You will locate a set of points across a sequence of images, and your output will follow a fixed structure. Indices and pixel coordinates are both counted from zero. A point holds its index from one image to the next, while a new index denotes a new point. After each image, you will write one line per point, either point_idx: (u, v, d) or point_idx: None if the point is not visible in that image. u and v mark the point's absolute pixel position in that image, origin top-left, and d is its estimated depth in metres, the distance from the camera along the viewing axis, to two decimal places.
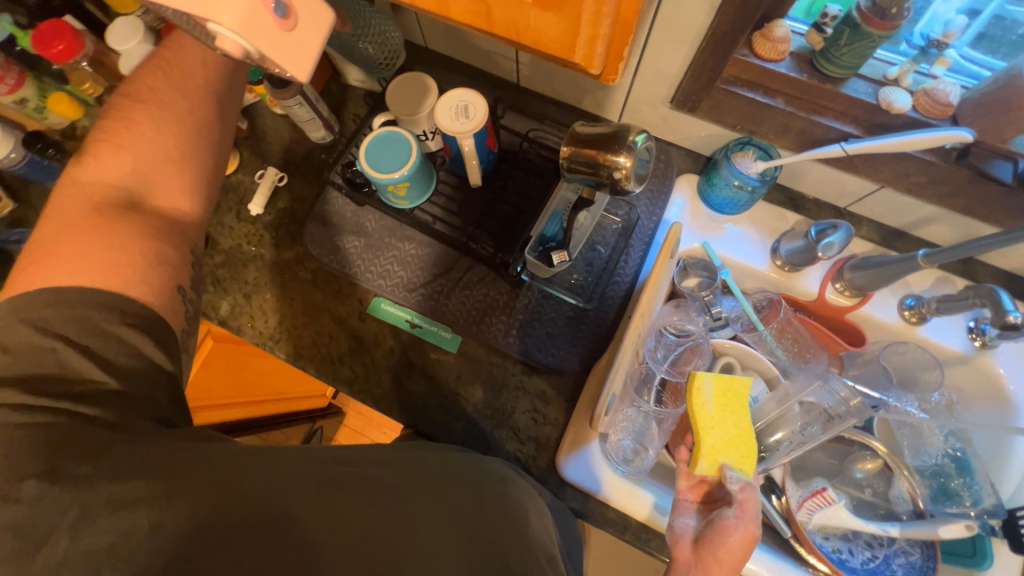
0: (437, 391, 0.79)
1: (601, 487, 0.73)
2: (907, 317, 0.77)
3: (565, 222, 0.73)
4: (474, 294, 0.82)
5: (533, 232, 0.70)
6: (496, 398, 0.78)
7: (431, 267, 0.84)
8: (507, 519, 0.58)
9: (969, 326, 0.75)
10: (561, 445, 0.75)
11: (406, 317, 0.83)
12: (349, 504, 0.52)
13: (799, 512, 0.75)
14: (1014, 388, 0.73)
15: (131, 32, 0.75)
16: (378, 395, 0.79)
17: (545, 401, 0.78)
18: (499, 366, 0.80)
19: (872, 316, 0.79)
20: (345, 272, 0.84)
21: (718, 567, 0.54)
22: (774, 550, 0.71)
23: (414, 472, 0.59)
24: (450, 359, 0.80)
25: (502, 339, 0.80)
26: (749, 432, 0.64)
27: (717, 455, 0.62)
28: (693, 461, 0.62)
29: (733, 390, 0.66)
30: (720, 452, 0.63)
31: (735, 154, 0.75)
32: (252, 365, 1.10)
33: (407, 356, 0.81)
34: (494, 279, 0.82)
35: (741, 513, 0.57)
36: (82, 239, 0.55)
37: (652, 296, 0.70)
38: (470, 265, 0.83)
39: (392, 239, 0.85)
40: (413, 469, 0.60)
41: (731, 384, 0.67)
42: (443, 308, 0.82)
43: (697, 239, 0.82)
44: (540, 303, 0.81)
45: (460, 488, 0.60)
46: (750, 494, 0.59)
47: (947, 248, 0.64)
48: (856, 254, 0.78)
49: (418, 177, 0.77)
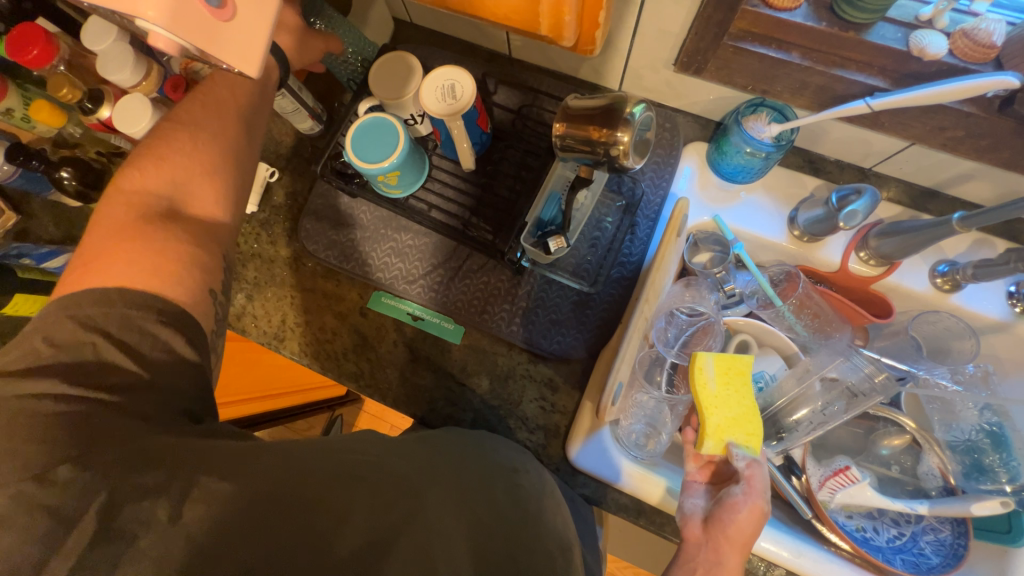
0: (442, 384, 0.78)
1: (613, 474, 0.71)
2: (938, 285, 0.72)
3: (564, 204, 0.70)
4: (474, 283, 0.80)
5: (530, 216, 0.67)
6: (503, 388, 0.77)
7: (430, 257, 0.82)
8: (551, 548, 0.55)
9: (1009, 291, 0.70)
10: (570, 432, 0.73)
11: (407, 310, 0.81)
12: (357, 506, 0.51)
13: (820, 492, 0.72)
14: None
15: (107, 27, 0.71)
16: (384, 389, 0.79)
17: (552, 388, 0.76)
18: (504, 355, 0.78)
19: (900, 285, 0.73)
20: (343, 268, 0.82)
21: (728, 545, 0.53)
22: (797, 531, 0.69)
23: (450, 482, 0.58)
24: (453, 351, 0.79)
25: (505, 327, 0.78)
26: (753, 419, 0.63)
27: (722, 433, 0.61)
28: (699, 440, 0.62)
29: (735, 368, 0.65)
30: (725, 431, 0.62)
31: (747, 118, 0.69)
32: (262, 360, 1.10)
33: (411, 350, 0.80)
34: (494, 266, 0.80)
35: (748, 490, 0.56)
36: (103, 266, 0.52)
37: (661, 278, 0.67)
38: (469, 253, 0.81)
39: (388, 230, 0.83)
40: (453, 478, 0.58)
41: (733, 364, 0.65)
42: (444, 299, 0.80)
43: (707, 213, 0.77)
44: (543, 289, 0.78)
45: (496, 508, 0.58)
46: (756, 468, 0.58)
47: (985, 210, 0.58)
48: (882, 220, 0.72)
49: (406, 166, 0.73)
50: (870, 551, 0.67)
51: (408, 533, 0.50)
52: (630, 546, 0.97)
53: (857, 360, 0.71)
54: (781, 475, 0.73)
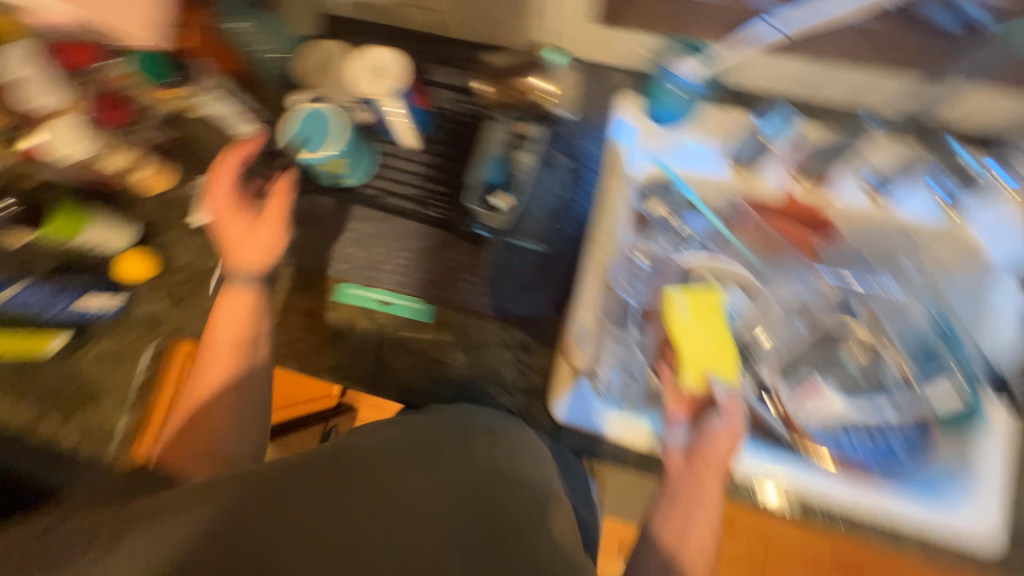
0: (419, 363, 0.79)
1: (598, 424, 0.73)
2: (874, 198, 0.75)
3: (505, 165, 0.76)
4: (438, 260, 0.81)
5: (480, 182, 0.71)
6: (479, 358, 0.78)
7: (390, 242, 0.82)
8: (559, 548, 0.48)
9: (936, 192, 0.74)
10: (549, 390, 0.74)
11: (376, 297, 0.81)
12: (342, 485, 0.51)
13: (794, 409, 0.76)
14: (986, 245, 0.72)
15: (25, 56, 0.71)
16: (363, 376, 0.79)
17: (528, 351, 0.78)
18: (476, 327, 0.79)
19: (840, 203, 0.76)
20: (307, 264, 0.82)
21: (706, 467, 0.62)
22: (781, 450, 0.72)
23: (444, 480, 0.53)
24: (426, 329, 0.80)
25: (474, 298, 0.79)
26: (725, 338, 0.68)
27: (700, 365, 0.66)
28: (678, 373, 0.67)
29: (708, 306, 0.69)
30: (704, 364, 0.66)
31: (671, 61, 0.76)
32: None
33: (384, 335, 0.80)
34: (455, 242, 0.80)
35: (726, 420, 0.63)
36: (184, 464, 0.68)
37: (611, 224, 0.76)
38: (429, 233, 0.81)
39: (346, 221, 0.83)
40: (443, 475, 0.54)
41: (702, 296, 0.70)
42: (411, 281, 0.81)
43: (650, 161, 0.79)
44: (505, 256, 0.79)
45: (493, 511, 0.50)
46: (733, 398, 0.65)
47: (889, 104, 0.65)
48: (807, 141, 0.78)
49: (352, 152, 0.76)
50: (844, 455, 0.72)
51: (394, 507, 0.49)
52: (628, 499, 0.98)
53: (801, 288, 0.79)
54: (755, 401, 0.76)
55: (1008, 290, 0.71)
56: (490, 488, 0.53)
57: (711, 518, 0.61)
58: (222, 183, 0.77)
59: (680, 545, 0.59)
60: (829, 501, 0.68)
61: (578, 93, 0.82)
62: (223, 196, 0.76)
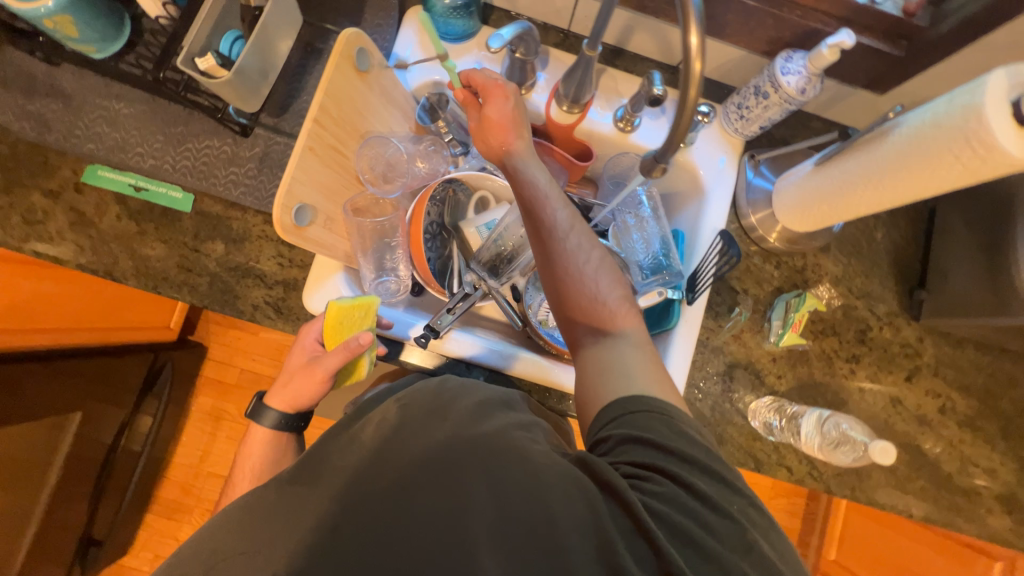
0: (175, 252, 0.76)
1: (403, 328, 0.77)
2: (621, 127, 0.83)
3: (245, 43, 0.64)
4: (196, 148, 0.76)
5: (189, 39, 0.59)
6: (238, 250, 0.76)
7: (146, 124, 0.76)
8: (459, 467, 0.49)
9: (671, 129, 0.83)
10: (306, 286, 0.74)
11: (129, 181, 0.76)
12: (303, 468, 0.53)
13: (539, 311, 0.84)
14: (704, 174, 0.84)
15: None
16: (110, 265, 0.75)
17: (289, 245, 0.77)
18: (238, 220, 0.77)
19: (593, 130, 0.84)
20: (45, 141, 0.74)
21: (497, 127, 0.69)
22: (538, 352, 0.81)
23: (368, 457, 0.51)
24: (183, 219, 0.76)
25: (234, 191, 0.76)
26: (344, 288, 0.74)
27: (340, 335, 0.68)
28: (361, 363, 0.70)
29: (333, 317, 0.67)
30: (342, 332, 0.68)
31: None
32: (35, 288, 1.12)
33: (136, 223, 0.76)
34: (218, 130, 0.76)
35: (489, 95, 0.69)
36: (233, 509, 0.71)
37: (369, 116, 0.71)
38: (189, 118, 0.76)
39: (97, 97, 0.75)
40: (386, 409, 0.58)
41: (331, 338, 0.68)
42: (165, 167, 0.76)
43: (429, 72, 0.81)
44: (269, 148, 0.77)
45: (439, 399, 0.58)
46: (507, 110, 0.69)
47: (572, 67, 0.74)
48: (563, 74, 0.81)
49: (85, 18, 0.67)
50: (555, 344, 0.80)
51: (331, 482, 0.51)
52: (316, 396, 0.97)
53: None
54: (507, 301, 0.83)
55: (710, 215, 0.83)
56: (413, 398, 0.59)
57: (555, 199, 0.64)
58: (257, 449, 0.73)
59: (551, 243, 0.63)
60: (477, 363, 0.78)
61: None
62: (261, 438, 0.74)
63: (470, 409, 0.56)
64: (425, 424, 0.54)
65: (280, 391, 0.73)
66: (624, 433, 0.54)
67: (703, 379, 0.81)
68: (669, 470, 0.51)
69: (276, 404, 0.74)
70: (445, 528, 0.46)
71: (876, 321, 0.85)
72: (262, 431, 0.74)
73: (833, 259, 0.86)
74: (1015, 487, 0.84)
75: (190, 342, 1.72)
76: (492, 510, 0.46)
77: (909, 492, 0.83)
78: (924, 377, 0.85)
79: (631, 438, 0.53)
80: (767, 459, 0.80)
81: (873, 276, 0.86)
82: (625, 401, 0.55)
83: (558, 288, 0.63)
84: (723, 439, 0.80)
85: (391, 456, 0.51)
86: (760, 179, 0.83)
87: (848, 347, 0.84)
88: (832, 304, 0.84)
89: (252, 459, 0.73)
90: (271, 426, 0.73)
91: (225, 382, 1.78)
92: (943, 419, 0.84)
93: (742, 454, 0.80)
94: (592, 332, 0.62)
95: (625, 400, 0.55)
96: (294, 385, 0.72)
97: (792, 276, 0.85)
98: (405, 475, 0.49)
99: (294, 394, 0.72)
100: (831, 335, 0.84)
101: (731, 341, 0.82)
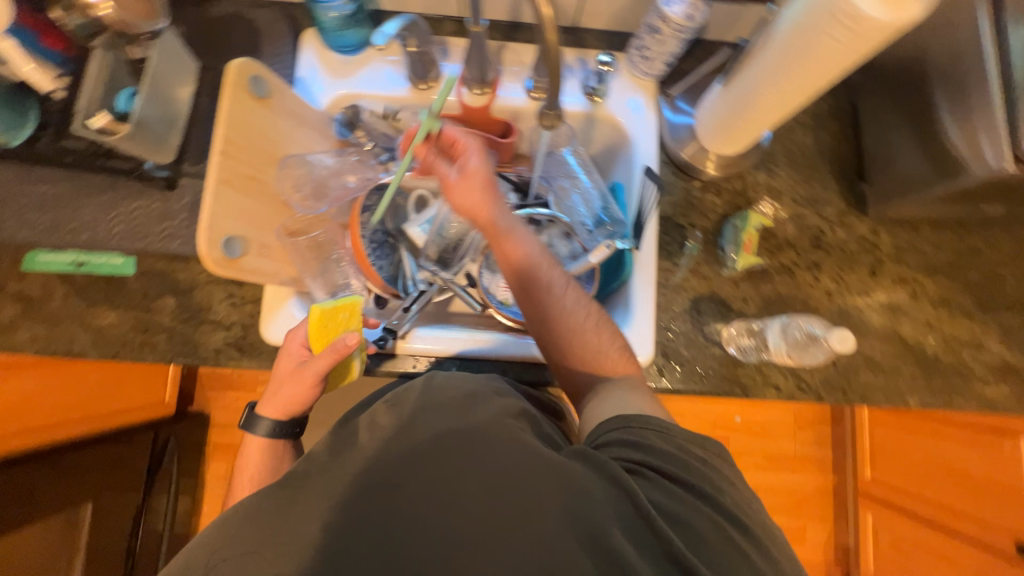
0: (129, 316, 0.76)
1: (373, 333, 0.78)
2: (533, 96, 0.84)
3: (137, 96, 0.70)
4: (127, 211, 0.77)
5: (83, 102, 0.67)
6: (189, 300, 0.77)
7: (73, 200, 0.77)
8: (444, 455, 0.50)
9: (584, 86, 0.84)
10: (262, 316, 0.75)
11: (69, 258, 0.76)
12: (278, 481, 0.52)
13: (500, 291, 0.83)
14: (626, 123, 0.85)
15: None
16: (67, 343, 0.75)
17: (238, 284, 0.78)
18: (184, 271, 0.78)
19: (509, 105, 0.85)
20: None
21: (475, 181, 0.68)
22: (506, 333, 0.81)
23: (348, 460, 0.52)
24: (129, 282, 0.77)
25: (174, 244, 0.77)
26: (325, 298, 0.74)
27: (328, 338, 0.69)
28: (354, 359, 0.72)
29: (321, 321, 0.68)
30: (330, 334, 0.69)
31: None
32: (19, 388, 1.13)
33: (85, 297, 0.76)
34: (144, 189, 0.78)
35: (466, 147, 0.70)
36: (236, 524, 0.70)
37: (282, 139, 0.72)
38: (113, 184, 0.77)
39: (21, 185, 0.76)
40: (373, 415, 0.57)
41: (319, 342, 0.68)
42: (101, 237, 0.76)
43: (337, 88, 0.82)
44: (198, 195, 0.78)
45: (430, 395, 0.58)
46: (484, 167, 0.69)
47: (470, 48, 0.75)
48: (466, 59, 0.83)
49: None
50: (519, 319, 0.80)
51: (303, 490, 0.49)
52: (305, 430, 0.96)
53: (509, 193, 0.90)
54: (464, 289, 0.83)
55: (641, 160, 0.84)
56: (403, 399, 0.59)
57: (545, 261, 0.67)
58: (254, 461, 0.72)
59: (545, 301, 0.66)
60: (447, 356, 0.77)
61: (260, 28, 0.84)
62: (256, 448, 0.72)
63: (458, 402, 0.56)
64: (414, 421, 0.54)
65: (271, 400, 0.71)
66: (621, 440, 0.56)
67: (672, 319, 0.81)
68: (658, 468, 0.52)
69: (269, 413, 0.72)
70: (420, 513, 0.45)
71: (827, 224, 0.86)
72: (257, 441, 0.72)
73: (771, 175, 0.86)
74: (1005, 354, 0.83)
75: (189, 413, 1.72)
76: (477, 492, 0.47)
77: (902, 382, 0.82)
78: (888, 267, 0.85)
79: (630, 444, 0.55)
80: (753, 382, 0.79)
81: (814, 181, 0.87)
82: (623, 418, 0.58)
83: (554, 342, 0.66)
84: (705, 374, 0.79)
85: (373, 457, 0.51)
86: (681, 115, 0.84)
87: (806, 255, 0.84)
88: (779, 217, 0.85)
89: (249, 470, 0.71)
90: (265, 435, 0.72)
91: (232, 445, 1.77)
92: (917, 304, 0.84)
93: (727, 383, 0.79)
94: (588, 384, 0.65)
95: (622, 421, 0.57)
96: (287, 392, 0.70)
97: (735, 200, 0.85)
98: (391, 473, 0.49)
99: (288, 400, 0.71)
100: (786, 248, 0.84)
101: (690, 276, 0.82)
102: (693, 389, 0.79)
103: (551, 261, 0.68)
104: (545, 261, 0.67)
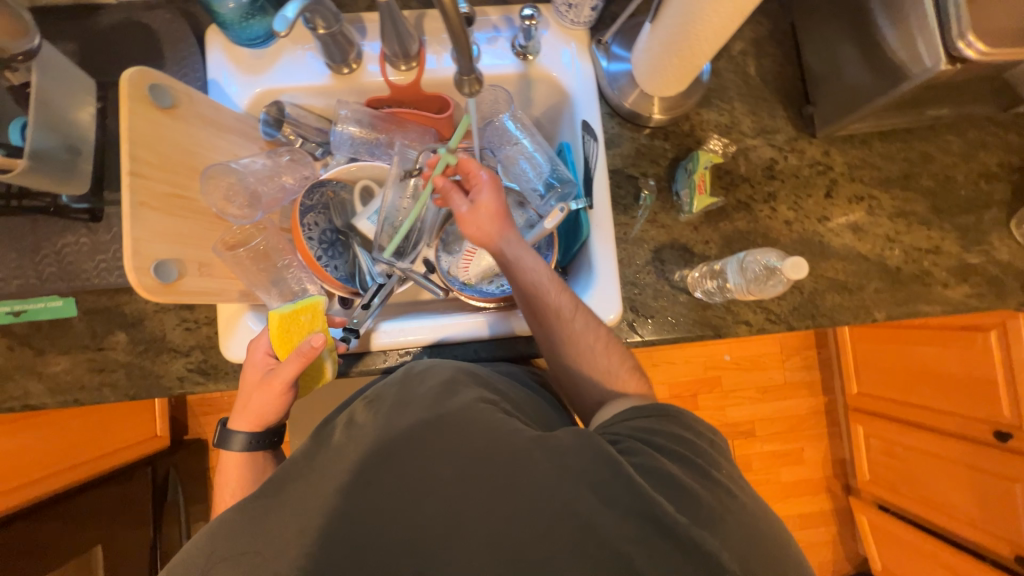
0: (81, 358, 0.73)
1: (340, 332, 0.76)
2: None
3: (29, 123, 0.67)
4: (55, 250, 0.73)
5: None
6: (141, 332, 0.74)
7: None
8: (421, 444, 0.49)
9: (512, 46, 0.80)
10: (221, 336, 0.73)
11: (5, 309, 0.73)
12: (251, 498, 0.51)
13: (460, 271, 0.82)
14: (562, 79, 0.81)
15: None
16: (23, 396, 0.73)
17: (189, 308, 0.75)
18: (130, 303, 0.74)
19: (438, 78, 0.81)
20: None
21: (489, 215, 0.68)
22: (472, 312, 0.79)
23: (327, 465, 0.52)
24: (74, 323, 0.74)
25: (112, 277, 0.74)
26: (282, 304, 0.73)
27: (292, 342, 0.67)
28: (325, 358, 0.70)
29: (284, 326, 0.67)
30: (294, 338, 0.67)
31: None
32: None
33: (30, 347, 0.73)
34: (69, 225, 0.73)
35: (478, 181, 0.69)
36: None
37: (199, 149, 0.68)
38: (33, 224, 0.73)
39: None
40: (356, 422, 0.56)
41: (283, 347, 0.67)
42: (33, 282, 0.72)
43: (253, 86, 0.77)
44: None
45: (406, 389, 0.56)
46: (496, 202, 0.69)
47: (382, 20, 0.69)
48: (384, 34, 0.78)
49: None
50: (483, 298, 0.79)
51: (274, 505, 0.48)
52: None
53: None
54: (423, 276, 0.81)
55: (583, 115, 0.81)
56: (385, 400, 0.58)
57: (555, 287, 0.67)
58: (234, 474, 0.70)
59: (557, 327, 0.67)
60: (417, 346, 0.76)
61: (159, 34, 0.78)
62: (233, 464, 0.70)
63: (434, 390, 0.55)
64: (392, 413, 0.54)
65: (242, 414, 0.69)
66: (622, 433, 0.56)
67: (637, 273, 0.81)
68: (645, 445, 0.52)
69: (242, 427, 0.70)
70: (404, 503, 0.46)
71: (779, 152, 0.84)
72: (234, 456, 0.70)
73: (718, 111, 0.84)
74: (964, 256, 0.85)
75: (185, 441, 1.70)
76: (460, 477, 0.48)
77: (868, 298, 0.83)
78: (843, 187, 0.85)
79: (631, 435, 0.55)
80: (723, 322, 0.80)
81: (761, 110, 0.85)
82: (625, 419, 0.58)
83: (569, 359, 0.68)
84: (676, 322, 0.80)
85: (344, 459, 0.50)
86: (616, 63, 0.81)
87: (761, 188, 0.84)
88: (730, 153, 0.83)
89: (230, 485, 0.69)
90: (242, 448, 0.70)
91: None
92: (875, 220, 0.85)
93: (698, 327, 0.80)
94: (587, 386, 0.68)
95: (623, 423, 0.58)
96: (258, 403, 0.68)
97: (685, 143, 0.84)
98: (361, 474, 0.48)
99: (259, 411, 0.69)
100: (741, 184, 0.83)
101: (649, 227, 0.81)
102: (666, 339, 0.80)
103: (561, 286, 0.68)
104: (553, 286, 0.67)
